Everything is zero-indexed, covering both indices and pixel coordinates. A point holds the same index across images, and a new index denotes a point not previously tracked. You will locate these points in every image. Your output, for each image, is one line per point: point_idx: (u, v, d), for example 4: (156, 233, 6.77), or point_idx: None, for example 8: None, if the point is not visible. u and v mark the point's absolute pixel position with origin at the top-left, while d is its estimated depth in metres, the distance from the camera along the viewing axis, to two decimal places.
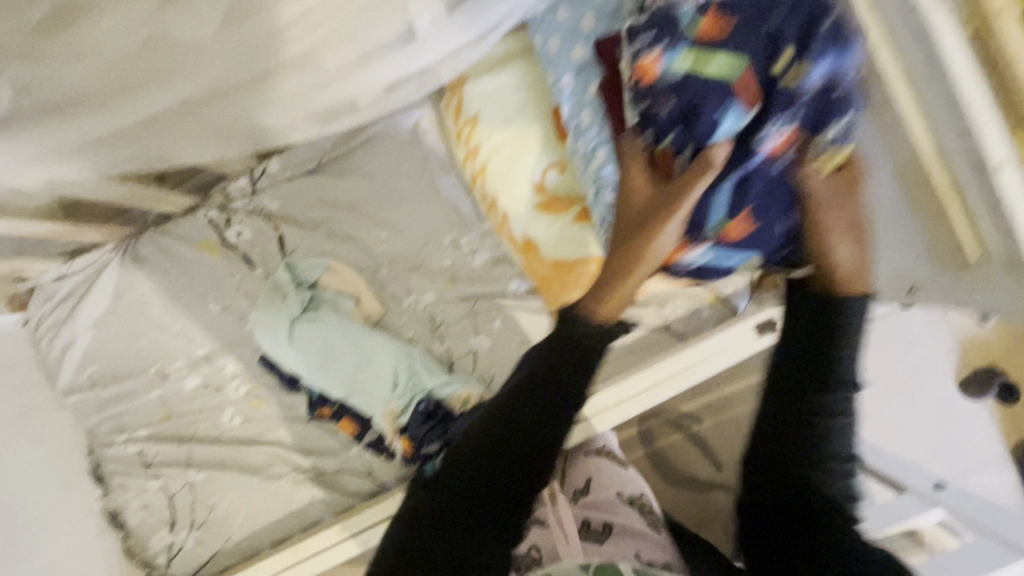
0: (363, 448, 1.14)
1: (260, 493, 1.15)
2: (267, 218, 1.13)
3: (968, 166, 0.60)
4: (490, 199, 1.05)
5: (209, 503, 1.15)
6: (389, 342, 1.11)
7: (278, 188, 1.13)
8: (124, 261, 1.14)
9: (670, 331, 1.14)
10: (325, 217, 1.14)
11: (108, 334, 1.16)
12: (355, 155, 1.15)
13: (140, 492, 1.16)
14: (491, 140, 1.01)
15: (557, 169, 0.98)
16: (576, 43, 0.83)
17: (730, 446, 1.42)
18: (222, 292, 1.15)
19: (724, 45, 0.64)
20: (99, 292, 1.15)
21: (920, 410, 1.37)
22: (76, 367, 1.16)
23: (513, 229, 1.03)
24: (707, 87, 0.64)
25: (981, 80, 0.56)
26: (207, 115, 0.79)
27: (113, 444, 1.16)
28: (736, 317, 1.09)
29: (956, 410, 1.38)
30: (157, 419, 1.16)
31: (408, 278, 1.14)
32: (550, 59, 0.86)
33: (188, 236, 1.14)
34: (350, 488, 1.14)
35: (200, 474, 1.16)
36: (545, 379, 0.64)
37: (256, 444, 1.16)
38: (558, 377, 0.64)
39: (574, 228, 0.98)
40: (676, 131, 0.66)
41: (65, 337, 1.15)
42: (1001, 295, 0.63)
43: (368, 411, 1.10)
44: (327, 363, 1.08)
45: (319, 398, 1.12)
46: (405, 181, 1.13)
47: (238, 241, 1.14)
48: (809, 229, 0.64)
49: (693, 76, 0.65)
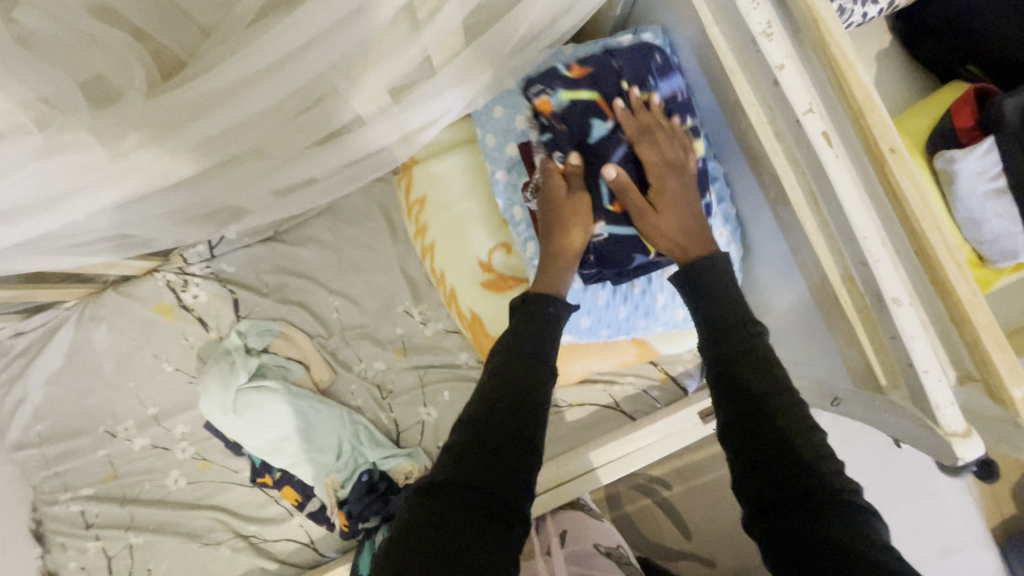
0: (304, 517, 1.12)
1: (198, 560, 1.12)
2: (223, 282, 1.18)
3: (870, 293, 0.61)
4: (438, 274, 1.07)
5: (146, 568, 1.13)
6: (337, 411, 1.11)
7: (236, 254, 1.18)
8: (82, 320, 1.17)
9: (620, 409, 1.12)
10: (280, 282, 1.18)
11: (62, 390, 1.17)
12: (313, 224, 1.20)
13: (78, 553, 1.14)
14: (439, 220, 1.04)
15: (503, 250, 1.00)
16: (510, 140, 0.91)
17: (701, 515, 1.32)
18: (176, 353, 1.17)
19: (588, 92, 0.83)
20: (56, 349, 1.17)
21: (894, 483, 1.24)
22: (26, 423, 1.17)
23: (460, 306, 1.04)
24: (581, 112, 0.82)
25: (869, 216, 0.58)
26: (151, 199, 0.78)
27: (56, 501, 1.15)
28: (684, 398, 1.09)
29: (932, 484, 1.25)
30: (103, 478, 1.16)
31: (360, 345, 1.17)
32: (488, 153, 0.94)
33: (146, 298, 1.17)
34: (289, 558, 1.11)
35: (139, 537, 1.13)
36: (485, 424, 0.61)
37: (199, 507, 1.14)
38: (506, 409, 0.62)
39: None
40: (566, 140, 0.83)
41: (18, 392, 1.17)
42: (908, 425, 0.61)
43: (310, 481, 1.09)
44: (273, 433, 1.08)
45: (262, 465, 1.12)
46: (361, 252, 1.18)
47: (194, 303, 1.17)
48: (663, 200, 0.77)
49: (573, 106, 0.82)
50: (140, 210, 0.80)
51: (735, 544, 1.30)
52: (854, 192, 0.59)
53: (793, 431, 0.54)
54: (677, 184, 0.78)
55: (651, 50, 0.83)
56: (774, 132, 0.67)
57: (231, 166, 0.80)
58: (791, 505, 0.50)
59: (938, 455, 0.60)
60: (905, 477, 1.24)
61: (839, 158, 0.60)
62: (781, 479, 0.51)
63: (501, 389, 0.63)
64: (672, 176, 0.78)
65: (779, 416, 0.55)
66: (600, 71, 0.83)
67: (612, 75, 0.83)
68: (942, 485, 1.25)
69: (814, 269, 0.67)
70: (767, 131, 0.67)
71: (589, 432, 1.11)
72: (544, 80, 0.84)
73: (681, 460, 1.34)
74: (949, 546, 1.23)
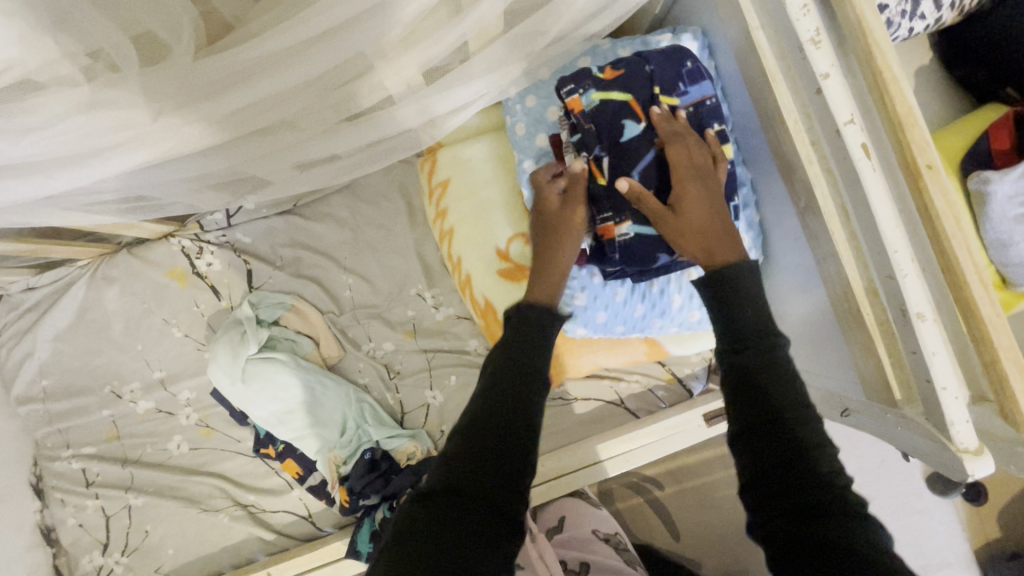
0: (305, 490, 1.13)
1: (197, 524, 1.13)
2: (238, 252, 1.17)
3: (894, 308, 0.62)
4: (455, 260, 1.07)
5: (144, 529, 1.14)
6: (344, 389, 1.12)
7: (253, 225, 1.17)
8: (94, 279, 1.17)
9: (624, 406, 1.13)
10: (295, 257, 1.18)
11: (70, 348, 1.17)
12: (331, 200, 1.20)
13: (77, 510, 1.14)
14: (460, 205, 1.04)
15: (522, 241, 1.01)
16: (541, 131, 0.92)
17: (692, 516, 1.34)
18: (186, 319, 1.17)
19: (618, 92, 0.82)
20: (66, 307, 1.17)
21: (883, 495, 1.25)
22: (32, 377, 1.17)
23: (475, 293, 1.05)
24: (611, 112, 0.81)
25: (901, 232, 0.59)
26: (182, 162, 0.78)
27: (58, 457, 1.16)
28: (689, 400, 1.10)
29: (921, 500, 1.26)
30: (105, 438, 1.16)
31: (371, 324, 1.17)
32: (517, 142, 0.94)
33: (160, 262, 1.17)
34: (287, 529, 1.13)
35: (139, 498, 1.14)
36: (487, 416, 0.63)
37: (200, 473, 1.15)
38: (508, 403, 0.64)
39: None
40: (596, 141, 0.82)
41: (26, 347, 1.17)
42: (919, 440, 0.63)
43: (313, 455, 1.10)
44: (279, 406, 1.08)
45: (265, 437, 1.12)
46: (378, 232, 1.18)
47: (207, 271, 1.17)
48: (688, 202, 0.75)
49: (603, 106, 0.81)
50: (169, 173, 0.80)
51: (721, 548, 1.32)
52: (889, 207, 0.60)
53: (803, 437, 0.54)
54: (700, 188, 0.76)
55: (682, 54, 0.82)
56: (811, 142, 0.67)
57: (262, 137, 0.80)
58: (798, 517, 0.50)
59: (948, 471, 0.61)
60: (895, 490, 1.26)
61: (875, 171, 0.60)
62: (795, 490, 0.52)
63: (502, 391, 0.66)
64: (699, 177, 0.77)
65: (794, 427, 0.55)
66: (630, 71, 0.82)
67: (644, 79, 0.82)
68: (931, 506, 1.26)
69: (839, 280, 0.68)
70: (805, 140, 0.67)
71: (591, 426, 1.12)
72: (575, 80, 0.82)
73: (676, 460, 1.36)
74: (929, 562, 1.26)
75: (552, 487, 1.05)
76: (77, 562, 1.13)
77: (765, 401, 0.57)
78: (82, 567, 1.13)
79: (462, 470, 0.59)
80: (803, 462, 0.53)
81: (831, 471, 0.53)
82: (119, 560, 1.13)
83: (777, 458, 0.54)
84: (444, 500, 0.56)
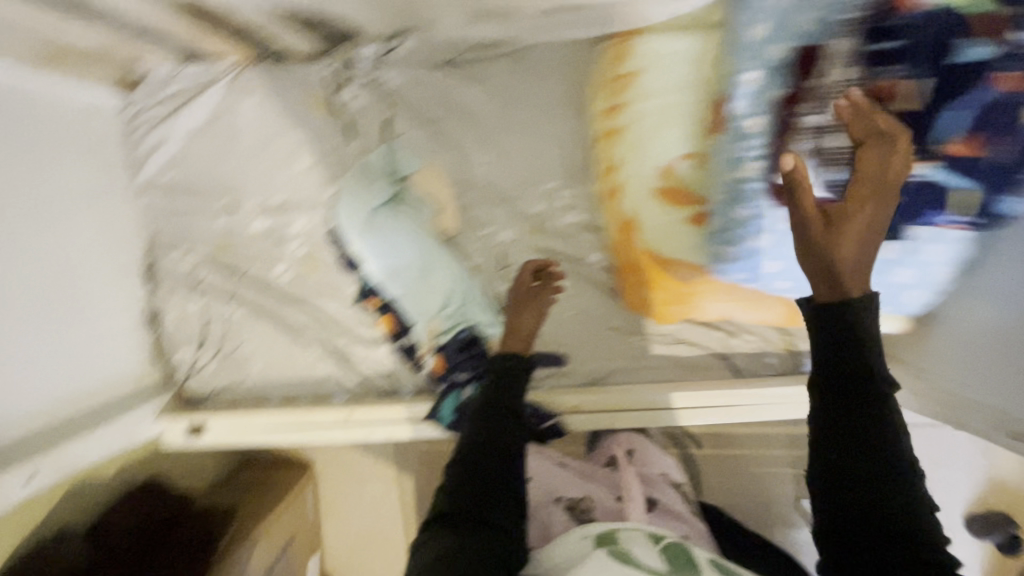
0: (392, 349, 1.15)
1: (286, 350, 1.17)
2: (383, 93, 1.12)
3: None
4: (612, 164, 0.99)
5: (237, 341, 1.19)
6: (455, 267, 1.09)
7: (404, 68, 1.11)
8: (236, 83, 1.13)
9: (727, 362, 1.09)
10: (438, 116, 1.12)
11: (200, 148, 1.16)
12: (490, 65, 1.11)
13: (182, 304, 1.19)
14: (641, 104, 0.94)
15: (694, 161, 0.91)
16: (777, 43, 0.80)
17: (732, 483, 1.34)
18: (316, 150, 1.14)
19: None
20: (204, 104, 1.14)
21: None
22: (159, 167, 1.17)
23: (623, 204, 0.98)
24: (947, 22, 0.71)
25: None
26: None
27: (172, 251, 1.18)
28: (798, 375, 1.06)
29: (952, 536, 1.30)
30: (216, 247, 1.18)
31: (496, 210, 1.12)
32: (742, 47, 0.82)
33: (304, 83, 1.12)
34: (368, 380, 1.16)
35: (239, 310, 1.18)
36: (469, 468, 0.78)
37: (297, 305, 1.17)
38: (487, 452, 0.79)
39: (684, 227, 0.93)
40: (916, 57, 0.73)
41: (158, 134, 1.15)
42: None
43: (412, 319, 1.11)
44: (392, 263, 1.07)
45: (372, 287, 1.12)
46: (529, 113, 1.10)
47: (348, 105, 1.12)
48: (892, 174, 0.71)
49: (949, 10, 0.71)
50: None
51: (757, 521, 1.33)
52: None
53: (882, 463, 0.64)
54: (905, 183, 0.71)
55: None
56: None
57: None
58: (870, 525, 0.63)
59: None
60: None
61: None
62: (872, 508, 0.63)
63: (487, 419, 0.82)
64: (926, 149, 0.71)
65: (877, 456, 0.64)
66: None
67: None
68: (961, 540, 1.32)
69: None
70: None
71: (688, 372, 1.09)
72: None
73: (739, 429, 1.34)
74: None
75: (636, 418, 1.05)
76: (174, 351, 1.20)
77: (862, 433, 0.65)
78: (178, 357, 1.20)
79: (463, 491, 0.76)
80: (885, 481, 0.64)
81: (902, 488, 0.63)
82: (211, 360, 1.19)
83: (854, 469, 0.65)
84: (472, 465, 0.77)
